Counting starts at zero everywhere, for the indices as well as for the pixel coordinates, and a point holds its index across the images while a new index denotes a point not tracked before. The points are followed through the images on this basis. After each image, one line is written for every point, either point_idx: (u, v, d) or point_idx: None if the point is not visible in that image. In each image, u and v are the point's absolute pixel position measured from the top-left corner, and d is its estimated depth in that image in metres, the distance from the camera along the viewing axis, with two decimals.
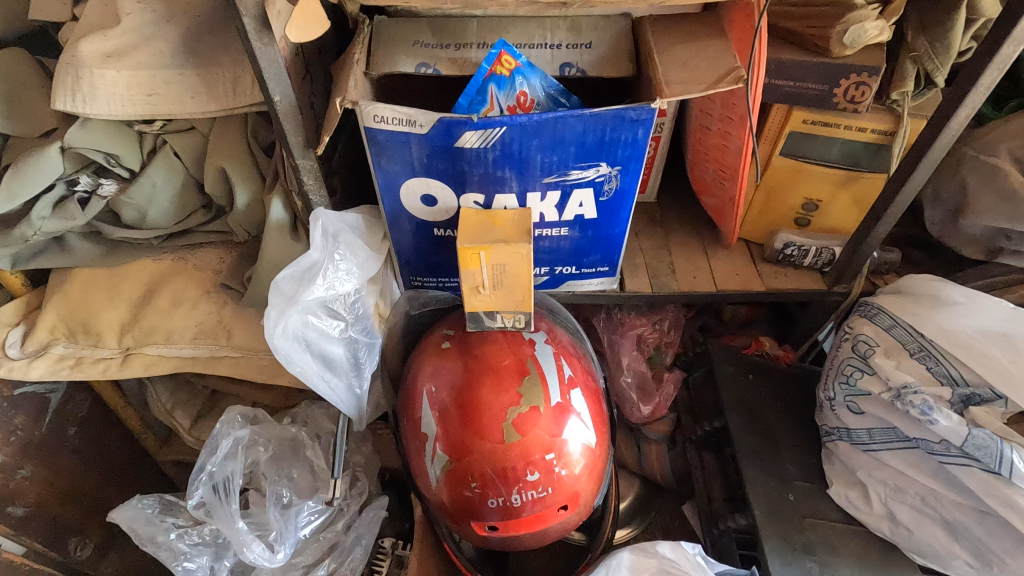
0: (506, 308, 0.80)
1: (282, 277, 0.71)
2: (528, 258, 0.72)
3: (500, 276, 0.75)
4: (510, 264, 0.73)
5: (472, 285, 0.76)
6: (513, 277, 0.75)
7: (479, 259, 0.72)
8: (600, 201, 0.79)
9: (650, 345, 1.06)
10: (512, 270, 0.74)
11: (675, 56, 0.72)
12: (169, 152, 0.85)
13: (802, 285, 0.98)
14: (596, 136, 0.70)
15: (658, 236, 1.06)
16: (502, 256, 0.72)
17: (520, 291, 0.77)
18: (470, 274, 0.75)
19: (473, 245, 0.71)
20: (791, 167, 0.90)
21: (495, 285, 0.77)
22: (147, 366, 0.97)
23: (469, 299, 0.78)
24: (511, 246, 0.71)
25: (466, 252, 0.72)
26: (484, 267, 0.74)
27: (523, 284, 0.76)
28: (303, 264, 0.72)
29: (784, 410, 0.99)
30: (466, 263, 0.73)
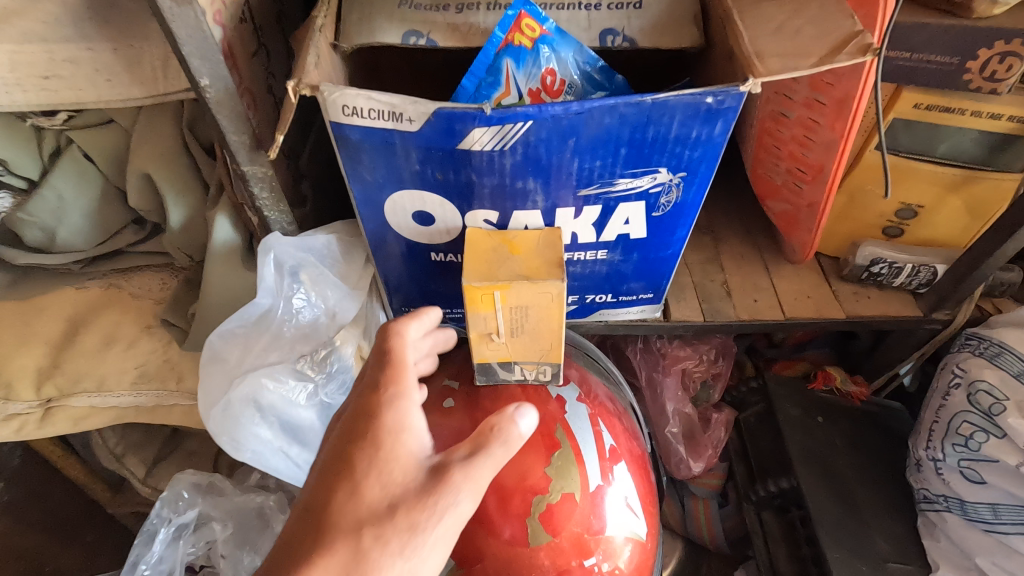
0: (528, 360, 0.60)
1: (218, 338, 0.57)
2: (559, 301, 0.52)
3: (520, 322, 0.54)
4: (536, 308, 0.53)
5: (482, 332, 0.56)
6: (539, 324, 0.55)
7: (494, 301, 0.52)
8: (652, 218, 0.59)
9: (695, 381, 0.88)
10: (537, 317, 0.54)
11: (766, 20, 0.52)
12: (77, 153, 0.65)
13: (890, 310, 0.78)
14: (656, 133, 0.50)
15: (706, 247, 0.86)
16: (525, 298, 0.52)
17: (548, 340, 0.57)
18: (479, 320, 0.54)
19: (485, 283, 0.50)
20: (890, 164, 0.70)
21: (512, 332, 0.56)
22: (76, 421, 0.78)
23: (479, 348, 0.58)
24: (536, 285, 0.50)
25: (475, 293, 0.51)
26: (500, 312, 0.53)
27: (552, 330, 0.55)
28: (251, 314, 0.57)
29: (866, 466, 0.81)
30: (474, 305, 0.52)
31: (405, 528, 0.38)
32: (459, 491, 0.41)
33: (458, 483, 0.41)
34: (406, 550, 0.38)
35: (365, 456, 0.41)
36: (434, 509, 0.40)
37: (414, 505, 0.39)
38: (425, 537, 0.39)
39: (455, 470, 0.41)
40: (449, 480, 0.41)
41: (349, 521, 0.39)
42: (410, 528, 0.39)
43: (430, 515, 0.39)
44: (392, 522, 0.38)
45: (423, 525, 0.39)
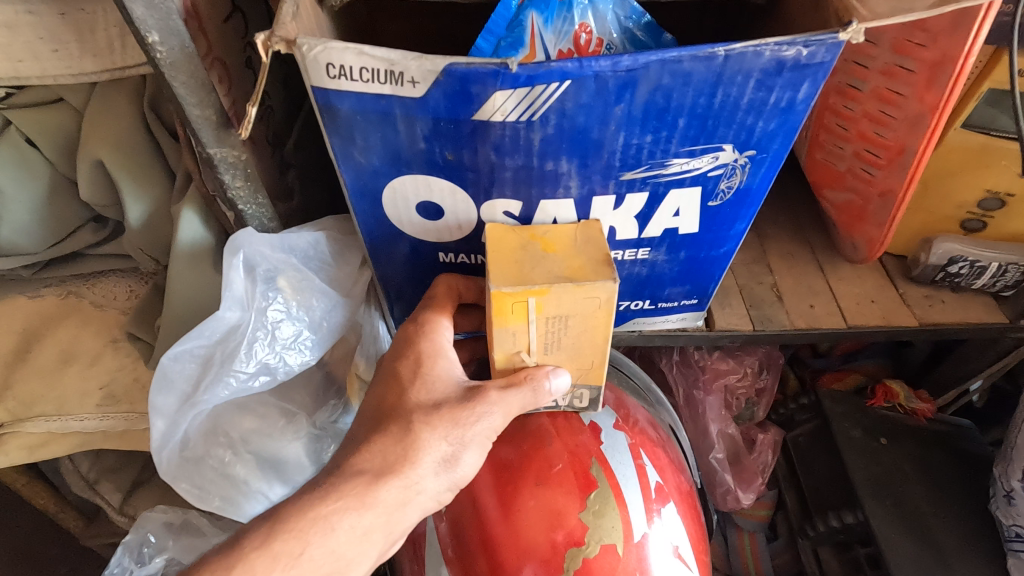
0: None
1: (174, 357, 0.46)
2: (608, 307, 0.41)
3: (556, 337, 0.43)
4: (578, 318, 0.42)
5: (510, 353, 0.44)
6: (580, 339, 0.44)
7: (526, 312, 0.41)
8: (707, 208, 0.48)
9: (740, 398, 0.78)
10: (578, 329, 0.43)
11: None
12: (18, 138, 0.54)
13: (970, 317, 0.68)
14: (726, 98, 0.39)
15: (751, 245, 0.76)
16: (563, 307, 0.41)
17: (589, 356, 0.45)
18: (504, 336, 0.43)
19: (518, 288, 0.39)
20: (978, 146, 0.60)
21: (547, 352, 0.44)
22: (31, 449, 0.67)
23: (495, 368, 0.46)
24: (582, 288, 0.39)
25: (504, 301, 0.40)
26: (531, 325, 0.42)
27: (596, 344, 0.44)
28: (213, 332, 0.47)
29: (939, 493, 0.70)
30: (502, 317, 0.41)
31: (447, 420, 0.42)
32: (494, 403, 0.42)
33: (493, 396, 0.43)
34: (450, 437, 0.42)
35: (409, 367, 0.45)
36: (473, 410, 0.42)
37: (454, 406, 0.43)
38: (464, 432, 0.42)
39: (492, 388, 0.43)
40: (487, 393, 0.43)
41: (400, 413, 0.43)
42: (452, 420, 0.42)
43: (471, 411, 0.42)
44: (436, 412, 0.42)
45: (463, 422, 0.42)
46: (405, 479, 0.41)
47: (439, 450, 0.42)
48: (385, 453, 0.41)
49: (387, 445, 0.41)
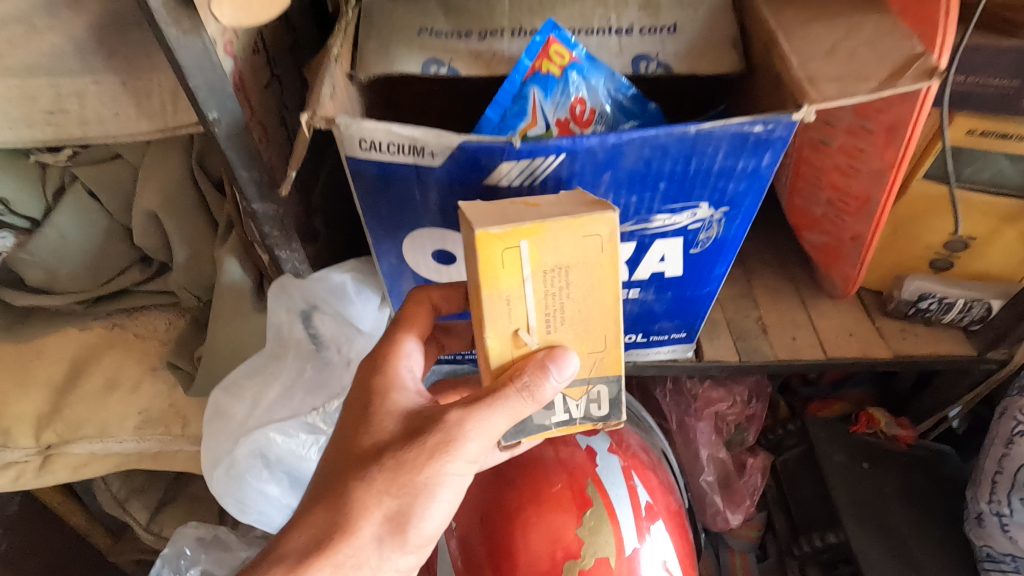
0: (576, 379, 0.44)
1: (223, 390, 0.56)
2: (607, 242, 0.39)
3: (558, 298, 0.41)
4: (579, 267, 0.40)
5: (510, 325, 0.41)
6: (586, 297, 0.41)
7: (522, 265, 0.39)
8: (690, 255, 0.55)
9: (729, 425, 0.83)
10: (581, 283, 0.40)
11: (814, 43, 0.48)
12: (82, 191, 0.62)
13: (941, 350, 0.73)
14: (700, 166, 0.46)
15: (738, 280, 0.81)
16: (559, 253, 0.39)
17: (600, 326, 0.42)
18: (502, 307, 0.40)
19: (507, 227, 0.38)
20: (939, 195, 0.66)
21: (549, 322, 0.41)
22: (74, 469, 0.74)
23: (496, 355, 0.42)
24: (579, 220, 0.39)
25: (495, 247, 0.38)
26: (529, 283, 0.40)
27: (602, 300, 0.42)
28: (256, 365, 0.57)
29: (918, 515, 0.75)
30: (496, 272, 0.39)
31: (384, 474, 0.41)
32: (437, 441, 0.41)
33: (443, 431, 0.41)
34: (389, 492, 0.41)
35: (359, 418, 0.45)
36: (416, 454, 0.41)
37: (397, 453, 0.42)
38: (406, 483, 0.41)
39: (435, 425, 0.41)
40: (429, 432, 0.42)
41: (343, 471, 0.43)
42: (391, 472, 0.41)
43: (418, 455, 0.41)
44: (374, 466, 0.41)
45: (403, 471, 0.41)
46: (341, 550, 0.41)
47: (379, 510, 0.41)
48: (320, 525, 0.41)
49: (321, 517, 0.42)
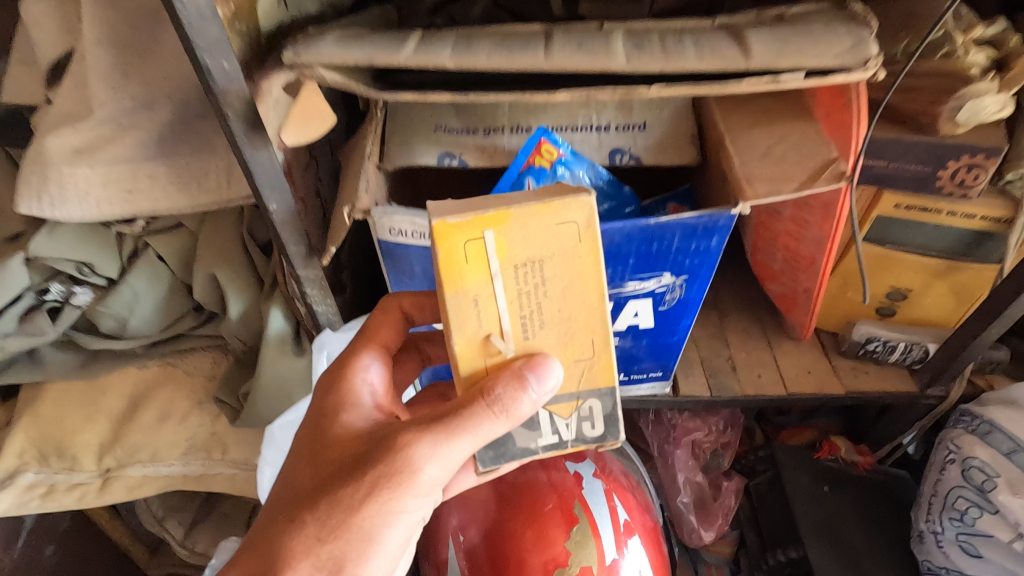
0: (565, 396, 0.48)
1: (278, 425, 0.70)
2: (577, 228, 0.43)
3: (532, 288, 0.44)
4: (546, 255, 0.43)
5: (489, 320, 0.44)
6: (561, 290, 0.44)
7: (488, 256, 0.43)
8: (659, 311, 0.66)
9: (706, 451, 0.93)
10: (553, 272, 0.44)
11: (754, 144, 0.59)
12: (153, 256, 0.74)
13: (887, 387, 0.83)
14: (660, 246, 0.58)
15: (712, 322, 0.92)
16: (524, 241, 0.43)
17: (580, 323, 0.46)
18: (473, 307, 0.44)
19: (469, 216, 0.42)
20: (878, 255, 0.76)
21: (525, 316, 0.44)
22: (130, 490, 0.85)
23: (474, 362, 0.45)
24: (551, 206, 0.42)
25: (462, 240, 0.42)
26: (499, 276, 0.43)
27: (576, 289, 0.45)
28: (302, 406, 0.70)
29: (873, 534, 0.84)
30: (465, 266, 0.43)
31: (319, 512, 0.44)
32: (374, 478, 0.44)
33: (383, 469, 0.44)
34: (321, 532, 0.44)
35: (311, 453, 0.49)
36: (352, 493, 0.44)
37: (333, 493, 0.45)
38: (339, 524, 0.44)
39: (371, 466, 0.44)
40: (367, 471, 0.45)
41: (284, 509, 0.47)
42: (324, 512, 0.45)
43: (355, 493, 0.44)
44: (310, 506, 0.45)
45: (337, 510, 0.44)
46: None
47: (310, 550, 0.44)
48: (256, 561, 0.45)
49: (257, 556, 0.45)
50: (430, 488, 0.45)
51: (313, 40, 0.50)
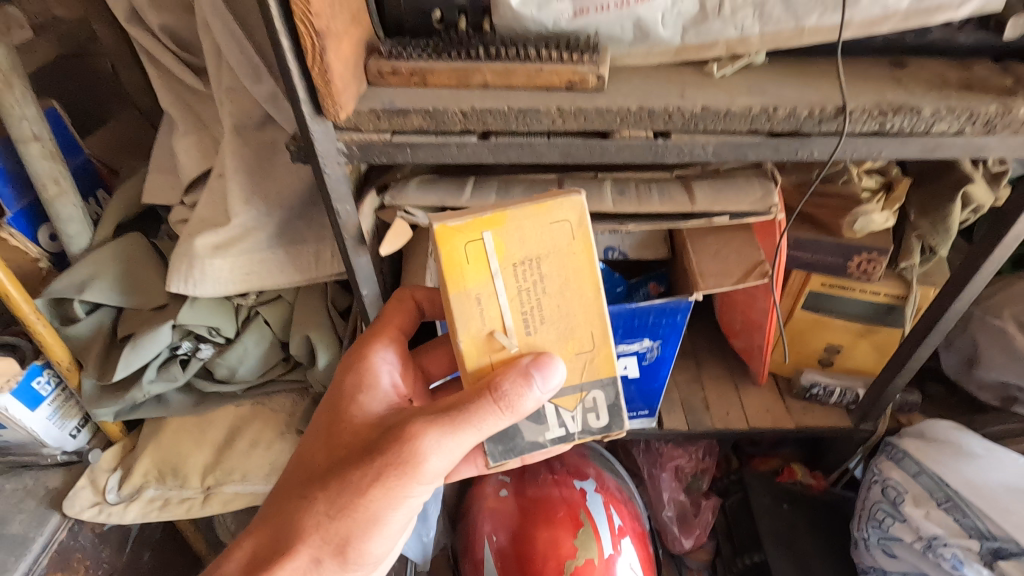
0: (571, 388, 0.61)
1: None
2: (568, 227, 0.55)
3: (530, 284, 0.56)
4: (539, 254, 0.55)
5: (492, 318, 0.56)
6: (555, 285, 0.56)
7: (489, 257, 0.55)
8: (643, 364, 0.90)
9: (687, 474, 1.14)
10: (546, 269, 0.56)
11: (707, 245, 0.82)
12: (261, 321, 0.97)
13: (829, 422, 1.04)
14: (641, 319, 0.83)
15: (690, 369, 1.14)
16: (519, 244, 0.55)
17: (573, 315, 0.58)
18: (478, 304, 0.56)
19: (468, 220, 0.54)
20: (813, 319, 0.99)
21: (523, 309, 0.56)
22: (225, 504, 1.02)
23: (480, 358, 0.57)
24: (543, 208, 0.54)
25: (463, 243, 0.54)
26: (500, 274, 0.55)
27: (567, 282, 0.56)
28: None
29: (822, 541, 1.04)
30: (470, 266, 0.55)
31: (333, 490, 0.58)
32: (381, 467, 0.57)
33: (391, 460, 0.56)
34: (333, 505, 0.58)
35: (335, 436, 0.63)
36: (361, 476, 0.58)
37: (347, 476, 0.58)
38: (347, 500, 0.58)
39: (377, 457, 0.57)
40: (374, 460, 0.57)
41: (309, 482, 0.61)
42: (337, 491, 0.58)
43: (364, 477, 0.58)
44: (327, 483, 0.59)
45: (349, 488, 0.58)
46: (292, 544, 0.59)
47: (324, 515, 0.58)
48: (285, 521, 0.60)
49: (285, 518, 0.60)
50: (432, 476, 0.58)
51: (403, 186, 0.75)
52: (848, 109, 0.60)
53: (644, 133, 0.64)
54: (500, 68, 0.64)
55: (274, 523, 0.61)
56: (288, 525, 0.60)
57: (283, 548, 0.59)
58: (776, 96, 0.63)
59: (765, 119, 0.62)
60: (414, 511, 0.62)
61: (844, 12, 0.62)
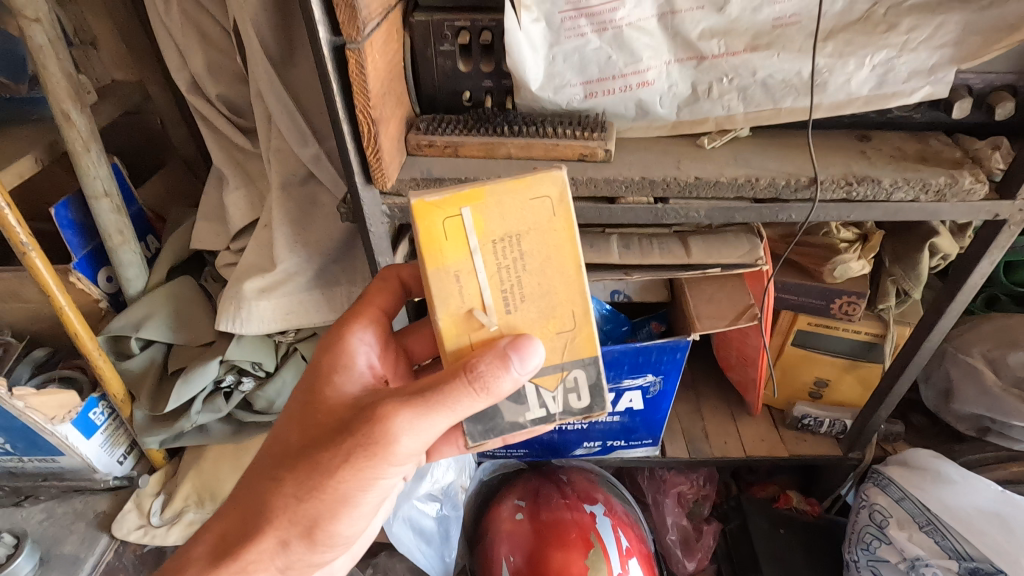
0: (552, 368, 0.58)
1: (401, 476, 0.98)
2: (550, 203, 0.53)
3: (511, 262, 0.54)
4: (519, 231, 0.54)
5: (472, 297, 0.55)
6: (536, 263, 0.54)
7: (467, 232, 0.53)
8: (647, 397, 0.99)
9: (690, 500, 1.22)
10: (526, 246, 0.54)
11: (703, 290, 0.92)
12: (298, 356, 1.07)
13: (819, 451, 1.12)
14: (644, 357, 0.92)
15: (691, 400, 1.22)
16: (498, 220, 0.53)
17: (555, 293, 0.56)
18: (456, 282, 0.54)
19: (446, 195, 0.53)
20: (802, 355, 1.08)
21: (504, 287, 0.55)
22: None
23: (460, 336, 0.56)
24: (523, 182, 0.53)
25: (442, 219, 0.53)
26: (479, 251, 0.54)
27: (549, 260, 0.54)
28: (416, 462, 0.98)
29: (817, 564, 1.11)
30: (449, 243, 0.53)
31: (303, 472, 0.59)
32: (351, 448, 0.57)
33: (362, 440, 0.56)
34: (303, 486, 0.59)
35: (308, 416, 0.64)
36: (331, 458, 0.58)
37: (317, 458, 0.59)
38: (318, 481, 0.59)
39: (348, 438, 0.57)
40: (343, 441, 0.58)
41: (280, 462, 0.62)
42: (306, 473, 0.59)
43: (334, 459, 0.58)
44: (297, 465, 0.59)
45: (318, 471, 0.58)
46: (263, 523, 0.60)
47: (294, 496, 0.59)
48: (256, 502, 0.61)
49: (257, 499, 0.61)
50: (405, 457, 0.57)
51: None
52: (819, 181, 0.71)
53: (646, 199, 0.75)
54: (522, 143, 0.74)
55: (247, 502, 0.62)
56: (260, 504, 0.61)
57: (254, 528, 0.60)
58: (758, 169, 0.74)
59: (749, 188, 0.72)
60: (386, 491, 0.63)
61: (814, 97, 0.73)
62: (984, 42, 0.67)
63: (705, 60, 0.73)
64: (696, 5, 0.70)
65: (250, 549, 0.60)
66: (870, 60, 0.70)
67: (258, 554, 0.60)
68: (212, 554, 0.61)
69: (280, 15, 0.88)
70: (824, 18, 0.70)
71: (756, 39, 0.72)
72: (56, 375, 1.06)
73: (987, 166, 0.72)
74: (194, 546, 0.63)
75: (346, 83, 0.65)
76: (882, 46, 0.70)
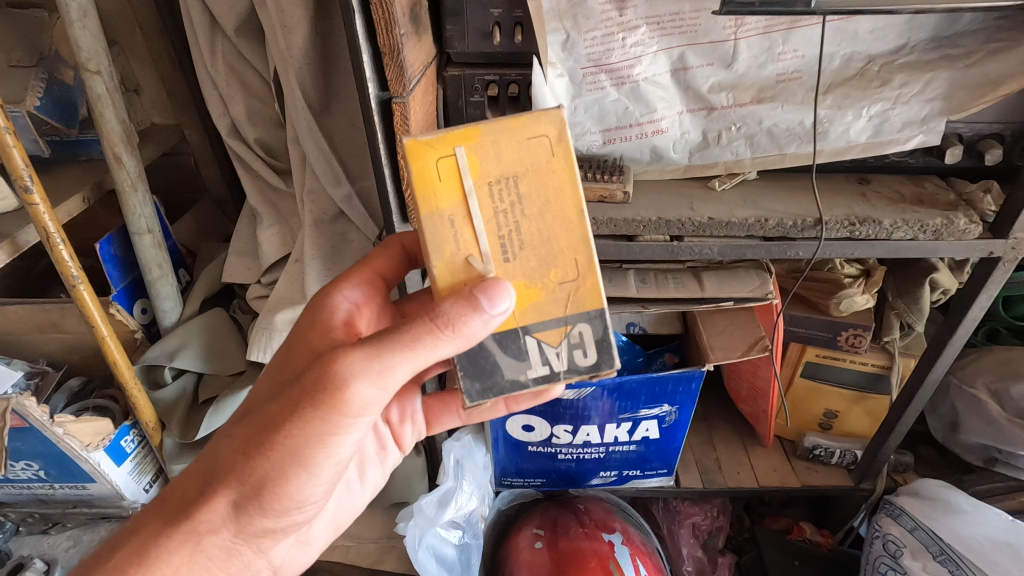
0: (553, 322, 0.57)
1: (426, 502, 1.02)
2: (548, 142, 0.53)
3: (508, 204, 0.53)
4: (517, 172, 0.53)
5: (467, 245, 0.54)
6: (535, 207, 0.54)
7: (462, 174, 0.53)
8: (663, 426, 1.02)
9: (704, 531, 1.24)
10: (524, 189, 0.53)
11: (715, 323, 0.96)
12: None
13: (830, 481, 1.13)
14: (660, 387, 0.96)
15: (703, 432, 1.25)
16: (494, 161, 0.53)
17: (556, 240, 0.55)
18: (452, 227, 0.54)
19: (439, 135, 0.52)
20: (810, 386, 1.12)
21: (500, 230, 0.54)
22: None
23: (452, 283, 0.54)
24: (519, 122, 0.53)
25: (434, 159, 0.52)
26: (474, 193, 0.53)
27: (546, 202, 0.54)
28: (440, 489, 1.03)
29: None
30: (441, 186, 0.53)
31: (255, 428, 0.58)
32: (303, 398, 0.55)
33: (317, 390, 0.55)
34: (253, 442, 0.57)
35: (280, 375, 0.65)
36: (284, 410, 0.56)
37: (272, 413, 0.57)
38: (269, 438, 0.57)
39: (299, 386, 0.56)
40: (296, 393, 0.56)
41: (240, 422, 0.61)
42: (257, 428, 0.58)
43: (286, 412, 0.56)
44: (252, 421, 0.59)
45: (270, 426, 0.57)
46: (212, 484, 0.59)
47: (244, 453, 0.58)
48: (210, 463, 0.60)
49: (210, 464, 0.60)
50: (360, 408, 0.55)
51: None
52: (824, 221, 0.76)
53: (663, 238, 0.80)
54: None
55: (203, 465, 0.61)
56: (215, 464, 0.60)
57: (206, 489, 0.59)
58: (766, 210, 0.79)
59: (759, 228, 0.78)
60: (344, 454, 0.60)
61: (815, 144, 0.79)
62: (971, 95, 0.74)
63: (714, 110, 0.80)
64: (706, 62, 0.76)
65: (199, 514, 0.58)
66: (866, 111, 0.77)
67: (206, 520, 0.58)
68: (162, 521, 0.59)
69: (321, 67, 0.95)
70: (823, 74, 0.77)
71: (762, 92, 0.78)
72: (90, 403, 1.10)
73: (979, 208, 0.78)
74: (146, 515, 0.61)
75: (389, 131, 0.71)
76: (877, 99, 0.76)
